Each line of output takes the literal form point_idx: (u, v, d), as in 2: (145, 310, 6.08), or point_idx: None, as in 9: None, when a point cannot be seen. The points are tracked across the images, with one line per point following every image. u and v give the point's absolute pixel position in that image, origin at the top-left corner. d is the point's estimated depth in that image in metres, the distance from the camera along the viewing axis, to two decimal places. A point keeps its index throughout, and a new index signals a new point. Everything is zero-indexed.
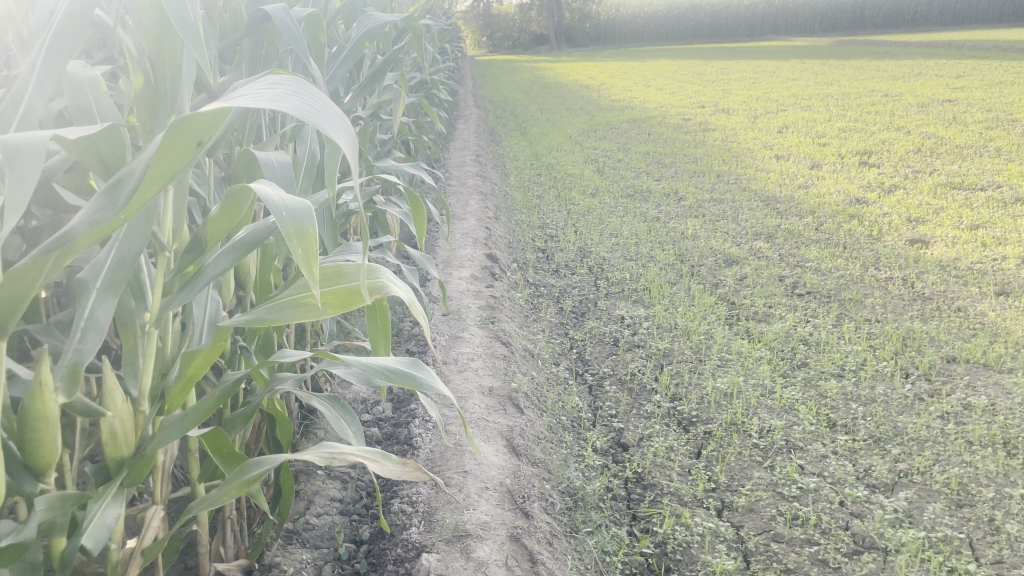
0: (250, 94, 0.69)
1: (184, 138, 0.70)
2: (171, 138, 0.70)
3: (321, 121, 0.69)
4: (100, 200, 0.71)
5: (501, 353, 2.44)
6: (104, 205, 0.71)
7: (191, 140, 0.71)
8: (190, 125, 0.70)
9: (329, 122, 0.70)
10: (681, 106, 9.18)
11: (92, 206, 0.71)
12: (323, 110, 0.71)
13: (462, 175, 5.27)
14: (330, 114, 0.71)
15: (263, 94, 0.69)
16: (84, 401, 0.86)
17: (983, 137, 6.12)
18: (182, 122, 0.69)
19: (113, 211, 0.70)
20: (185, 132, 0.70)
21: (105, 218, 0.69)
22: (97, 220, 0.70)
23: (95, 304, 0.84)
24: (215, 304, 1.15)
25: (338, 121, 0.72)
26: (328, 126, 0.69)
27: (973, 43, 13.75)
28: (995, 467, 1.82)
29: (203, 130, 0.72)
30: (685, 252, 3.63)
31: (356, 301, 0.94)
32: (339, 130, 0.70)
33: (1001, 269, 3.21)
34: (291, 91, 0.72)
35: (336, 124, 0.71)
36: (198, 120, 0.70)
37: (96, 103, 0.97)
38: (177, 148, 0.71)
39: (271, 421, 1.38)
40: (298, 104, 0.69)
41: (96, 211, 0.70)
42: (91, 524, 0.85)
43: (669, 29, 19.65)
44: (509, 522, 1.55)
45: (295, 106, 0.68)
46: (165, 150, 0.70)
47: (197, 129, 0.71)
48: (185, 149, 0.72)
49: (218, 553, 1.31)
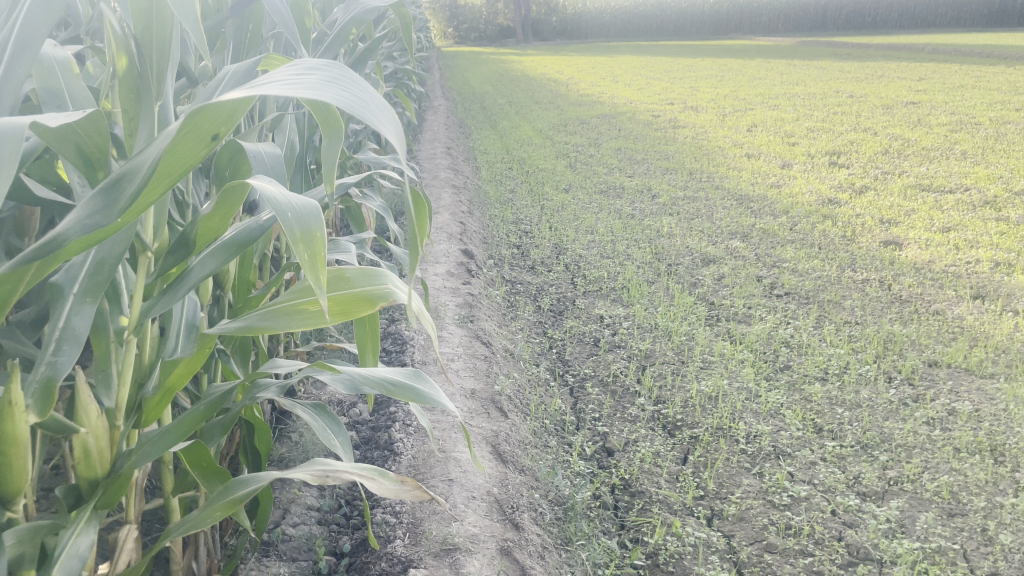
0: (282, 80, 0.62)
1: (197, 131, 0.64)
2: (183, 130, 0.63)
3: (366, 111, 0.61)
4: (97, 200, 0.64)
5: (480, 354, 2.37)
6: (101, 206, 0.64)
7: (206, 133, 0.65)
8: (206, 114, 0.63)
9: (375, 113, 0.62)
10: (650, 102, 9.17)
11: (88, 205, 0.64)
12: (368, 101, 0.64)
13: (433, 168, 5.18)
14: (376, 104, 0.64)
15: (301, 80, 0.62)
16: (59, 418, 0.77)
17: (948, 140, 6.19)
18: (199, 111, 0.62)
19: (111, 216, 0.63)
20: (198, 123, 0.64)
21: (102, 223, 0.62)
22: (93, 224, 0.63)
23: (72, 312, 0.78)
24: (193, 306, 1.07)
25: (383, 111, 0.64)
26: (373, 117, 0.61)
27: (933, 47, 13.98)
28: (984, 476, 1.80)
29: (220, 122, 0.65)
30: (662, 250, 3.59)
31: (360, 309, 0.87)
32: (385, 123, 0.62)
33: (975, 272, 3.22)
34: (332, 78, 0.64)
35: (382, 115, 0.63)
36: (215, 110, 0.64)
37: (67, 86, 0.88)
38: (190, 140, 0.65)
39: (247, 429, 1.29)
40: (341, 94, 0.62)
41: (90, 214, 0.63)
42: (64, 553, 0.78)
43: (636, 26, 19.65)
44: (498, 534, 1.50)
45: (335, 95, 0.61)
46: (176, 143, 0.64)
47: (210, 121, 0.64)
48: (197, 142, 0.65)
49: (190, 568, 1.22)
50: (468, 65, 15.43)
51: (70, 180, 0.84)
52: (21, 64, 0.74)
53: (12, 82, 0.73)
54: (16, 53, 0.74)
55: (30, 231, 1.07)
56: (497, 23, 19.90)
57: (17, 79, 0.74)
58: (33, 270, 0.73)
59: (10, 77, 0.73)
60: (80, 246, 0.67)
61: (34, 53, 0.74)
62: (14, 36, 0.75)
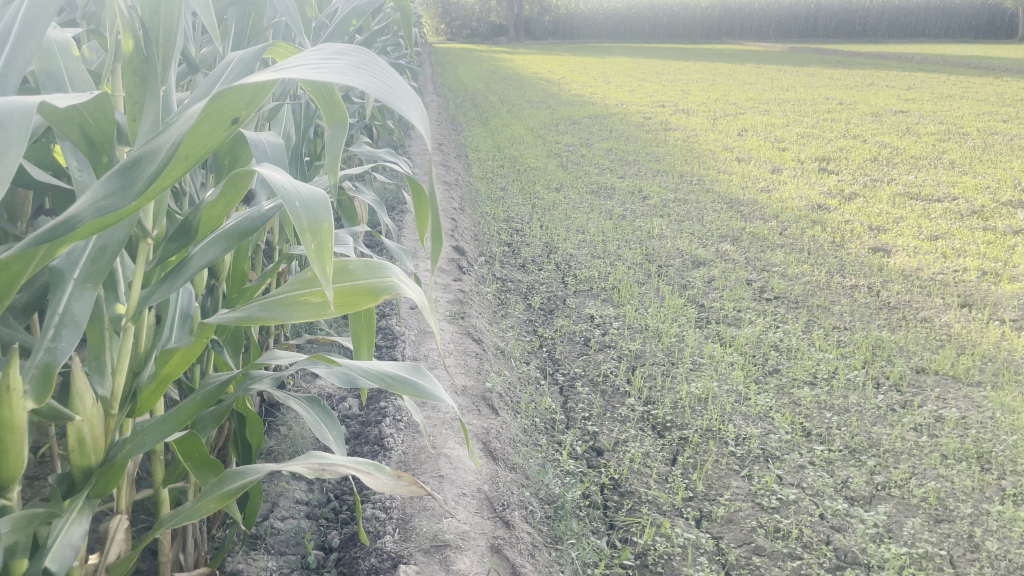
0: (309, 63, 0.61)
1: (218, 114, 0.63)
2: (204, 113, 0.62)
3: (394, 98, 0.60)
4: (112, 181, 0.63)
5: (471, 351, 2.36)
6: (117, 188, 0.63)
7: (227, 116, 0.64)
8: (229, 97, 0.62)
9: (403, 99, 0.61)
10: (641, 104, 9.18)
11: (101, 186, 0.63)
12: (395, 87, 0.63)
13: (423, 163, 5.16)
14: (403, 91, 0.62)
15: (327, 65, 0.61)
16: (54, 405, 0.76)
17: (936, 148, 6.23)
18: (223, 95, 0.61)
19: (127, 198, 0.62)
20: (220, 106, 0.62)
21: (117, 206, 0.62)
22: (108, 207, 0.62)
23: (72, 297, 0.78)
24: (188, 295, 1.06)
25: (411, 97, 0.63)
26: (401, 104, 0.60)
27: (921, 57, 14.09)
28: (971, 482, 1.81)
29: (241, 105, 0.64)
30: (652, 252, 3.59)
31: (362, 301, 0.86)
32: (413, 110, 0.61)
33: (963, 281, 3.24)
34: (358, 64, 0.63)
35: (410, 100, 0.62)
36: (237, 94, 0.63)
37: (66, 70, 0.87)
38: (209, 124, 0.64)
39: (238, 421, 1.28)
40: (369, 78, 0.61)
41: (106, 196, 0.62)
42: (56, 544, 0.77)
43: (627, 28, 19.62)
44: (488, 532, 1.49)
45: (364, 80, 0.60)
46: (196, 126, 0.63)
47: (232, 104, 0.63)
48: (217, 126, 0.64)
49: (177, 561, 1.20)
50: (460, 61, 15.36)
51: (67, 165, 0.82)
52: (23, 49, 0.73)
53: (15, 65, 0.72)
54: (22, 35, 0.73)
55: (22, 215, 1.06)
56: (490, 20, 19.85)
57: (21, 61, 0.72)
58: (39, 256, 0.72)
59: (14, 60, 0.72)
60: (89, 230, 0.66)
61: (40, 36, 0.74)
62: (17, 22, 0.74)
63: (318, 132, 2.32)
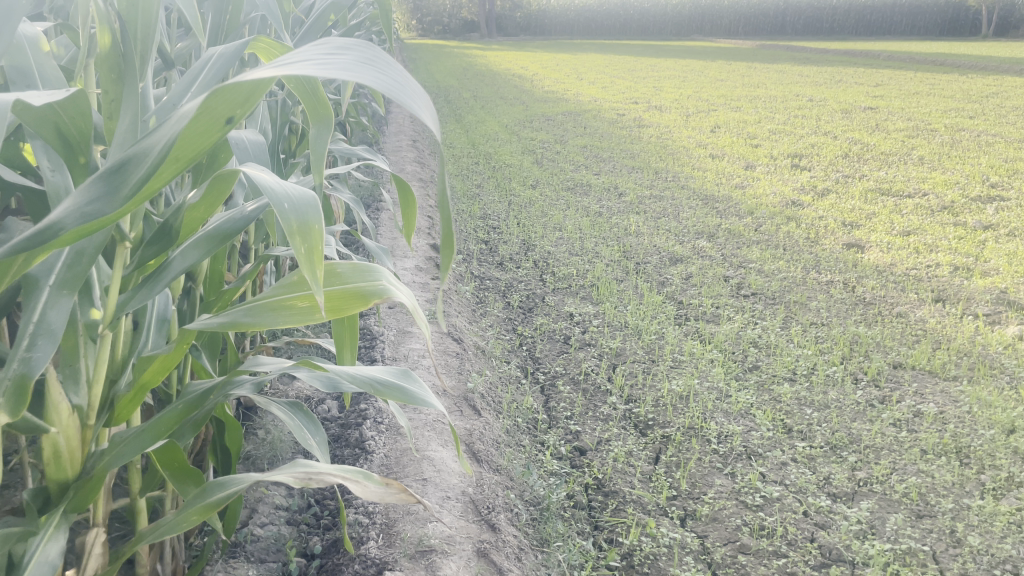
0: (312, 60, 0.58)
1: (213, 114, 0.60)
2: (198, 113, 0.59)
3: (400, 94, 0.58)
4: (97, 185, 0.60)
5: (452, 351, 2.34)
6: (103, 193, 0.60)
7: (221, 115, 0.61)
8: (224, 96, 0.58)
9: (410, 96, 0.59)
10: (615, 101, 9.20)
11: (86, 190, 0.60)
12: (402, 84, 0.60)
13: (398, 160, 5.11)
14: (409, 88, 0.60)
15: (331, 60, 0.59)
16: (30, 419, 0.73)
17: (906, 145, 6.31)
18: (219, 93, 0.58)
19: (113, 203, 0.59)
20: (215, 105, 0.59)
21: (103, 211, 0.59)
22: (93, 212, 0.59)
23: (48, 305, 0.75)
24: (165, 299, 1.02)
25: (419, 94, 0.61)
26: (409, 102, 0.57)
27: (888, 54, 14.26)
28: (952, 477, 1.82)
29: (238, 105, 0.61)
30: (630, 248, 3.59)
31: (351, 305, 0.84)
32: (421, 108, 0.59)
33: (936, 276, 3.28)
34: (362, 60, 0.61)
35: (418, 98, 0.59)
36: (236, 92, 0.60)
37: (36, 63, 0.83)
38: (203, 123, 0.61)
39: (217, 427, 1.24)
40: (375, 75, 0.58)
41: (91, 200, 0.59)
42: (33, 560, 0.74)
43: (597, 24, 19.63)
44: (474, 536, 1.47)
45: (370, 77, 0.57)
46: (188, 127, 0.60)
47: (227, 104, 0.60)
48: (211, 125, 0.61)
49: (155, 569, 1.16)
50: (431, 58, 15.27)
51: (39, 165, 0.78)
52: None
53: None
54: None
55: None
56: (462, 16, 19.82)
57: None
58: (18, 262, 0.69)
59: None
60: (73, 235, 0.63)
61: (12, 28, 0.70)
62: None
63: (293, 129, 2.28)
